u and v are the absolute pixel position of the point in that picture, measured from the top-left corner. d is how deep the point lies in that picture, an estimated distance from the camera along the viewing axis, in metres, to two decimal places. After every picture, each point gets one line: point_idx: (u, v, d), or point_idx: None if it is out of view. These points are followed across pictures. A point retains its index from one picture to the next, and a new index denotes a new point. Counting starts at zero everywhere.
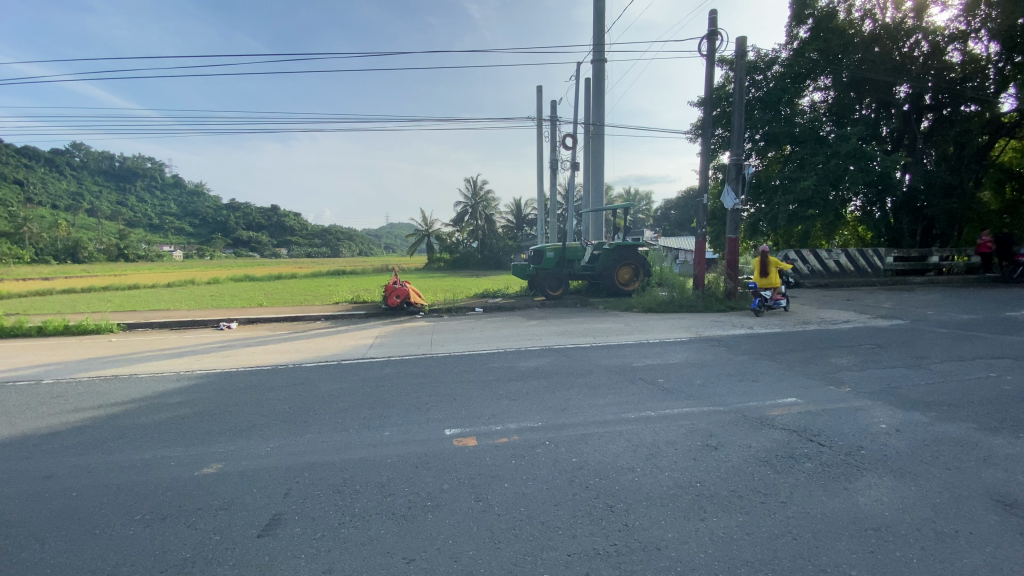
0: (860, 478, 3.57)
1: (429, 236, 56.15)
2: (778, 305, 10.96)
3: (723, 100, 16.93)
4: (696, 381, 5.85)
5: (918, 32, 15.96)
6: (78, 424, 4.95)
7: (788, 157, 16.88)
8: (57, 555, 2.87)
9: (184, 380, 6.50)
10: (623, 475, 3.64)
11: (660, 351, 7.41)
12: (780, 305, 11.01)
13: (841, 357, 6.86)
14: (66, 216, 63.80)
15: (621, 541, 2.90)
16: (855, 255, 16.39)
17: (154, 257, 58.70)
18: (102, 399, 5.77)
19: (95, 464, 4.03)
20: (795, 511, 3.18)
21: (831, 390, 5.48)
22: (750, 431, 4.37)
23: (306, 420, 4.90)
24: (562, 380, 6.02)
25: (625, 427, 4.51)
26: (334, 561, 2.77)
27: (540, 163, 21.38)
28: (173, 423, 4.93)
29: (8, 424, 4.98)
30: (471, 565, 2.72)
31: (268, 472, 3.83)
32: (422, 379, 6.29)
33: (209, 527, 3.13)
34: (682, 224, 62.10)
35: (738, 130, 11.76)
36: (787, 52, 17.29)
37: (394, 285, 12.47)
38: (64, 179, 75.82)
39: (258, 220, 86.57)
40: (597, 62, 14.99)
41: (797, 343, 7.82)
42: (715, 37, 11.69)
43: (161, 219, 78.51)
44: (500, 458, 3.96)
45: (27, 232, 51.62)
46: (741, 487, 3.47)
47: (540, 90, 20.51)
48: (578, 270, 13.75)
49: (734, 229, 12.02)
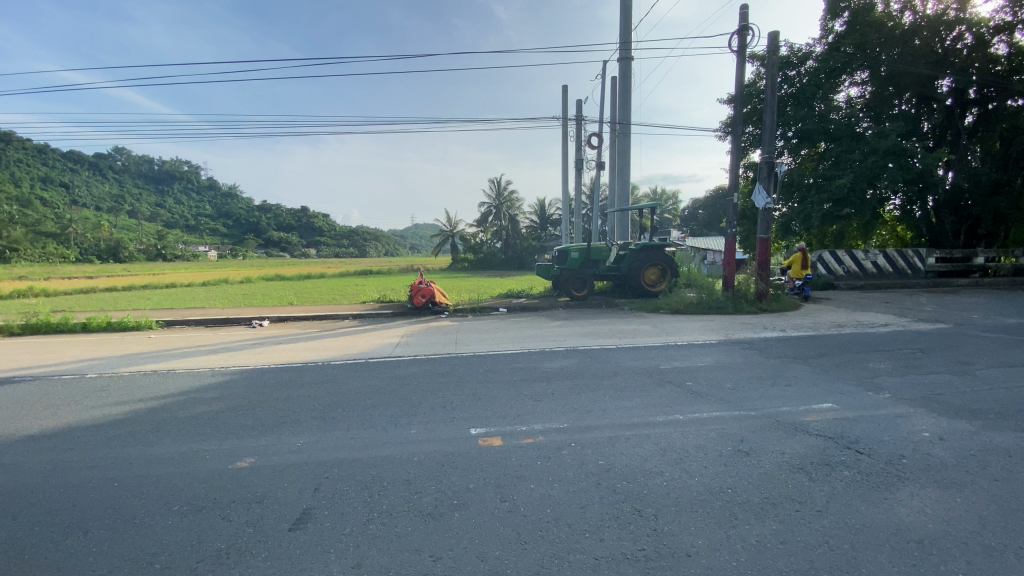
0: (900, 488, 3.42)
1: (453, 236, 56.73)
2: (800, 292, 13.35)
3: (753, 96, 16.72)
4: (726, 384, 5.72)
5: (962, 23, 15.25)
6: (117, 418, 5.14)
7: (822, 155, 16.25)
8: (98, 544, 2.98)
9: (219, 376, 6.70)
10: (651, 479, 3.58)
11: (688, 353, 7.29)
12: (797, 292, 13.41)
13: (879, 362, 6.60)
14: (108, 218, 66.84)
15: (650, 547, 2.84)
16: (893, 256, 15.88)
17: (190, 257, 60.96)
18: (141, 393, 5.98)
19: (135, 455, 4.18)
20: (832, 521, 3.06)
21: (870, 396, 5.27)
22: (784, 436, 4.26)
23: (335, 416, 4.99)
24: (588, 382, 5.96)
25: (653, 430, 4.43)
26: (362, 557, 2.81)
27: (565, 163, 21.13)
28: (208, 417, 5.09)
29: (54, 416, 5.23)
30: (498, 565, 2.71)
31: (299, 467, 3.91)
32: (447, 378, 6.31)
33: (242, 519, 3.20)
34: (710, 224, 61.02)
35: (769, 128, 11.36)
36: (821, 46, 16.71)
37: (420, 285, 12.60)
38: (107, 182, 79.35)
39: (288, 220, 89.15)
40: (624, 60, 14.83)
41: (832, 346, 7.57)
42: (746, 32, 11.41)
43: (196, 220, 81.21)
44: (526, 458, 3.95)
45: (73, 232, 54.44)
46: (775, 495, 3.36)
47: (564, 89, 20.28)
48: (603, 270, 13.65)
49: (766, 229, 11.73)
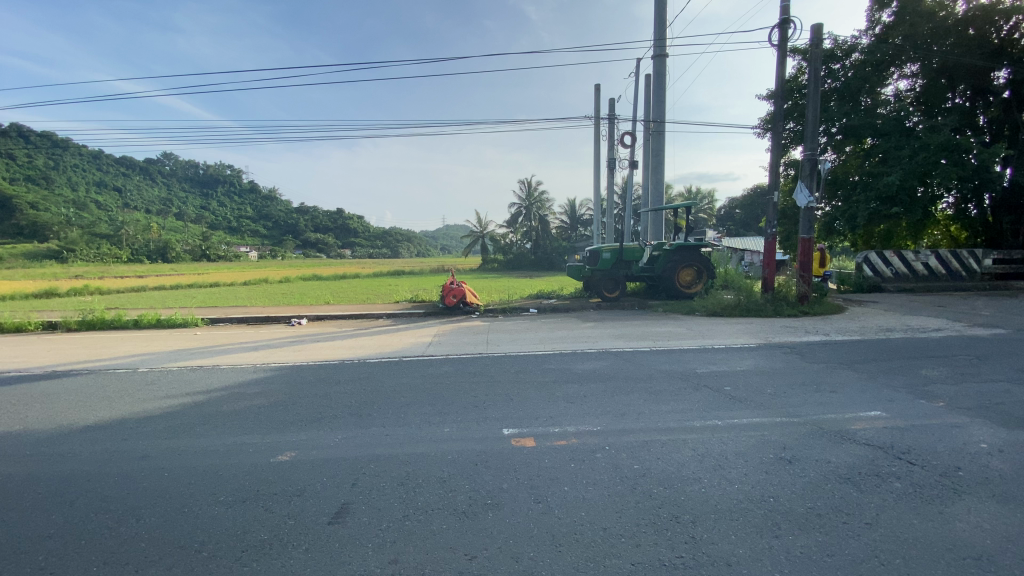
0: (956, 502, 3.22)
1: (483, 237, 57.17)
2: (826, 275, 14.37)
3: (794, 91, 16.20)
4: (766, 389, 5.54)
5: (1020, 12, 14.32)
6: (166, 410, 5.38)
7: (868, 152, 15.53)
8: (151, 530, 3.13)
9: (259, 372, 6.93)
10: (689, 485, 3.49)
11: (726, 357, 7.09)
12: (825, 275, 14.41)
13: (932, 368, 6.25)
14: (157, 220, 70.19)
15: (689, 554, 2.78)
16: (947, 257, 15.02)
17: (231, 257, 63.37)
18: (188, 388, 6.24)
19: (183, 447, 4.37)
20: (882, 534, 2.92)
21: (922, 404, 5.00)
22: (830, 445, 4.09)
23: (372, 413, 5.09)
24: (621, 385, 5.87)
25: (690, 435, 4.33)
26: (399, 552, 2.84)
27: (597, 163, 20.90)
28: (251, 411, 5.28)
29: (111, 407, 5.52)
30: (533, 566, 2.70)
31: (337, 462, 4.00)
32: (479, 378, 6.34)
33: (284, 511, 3.30)
34: (748, 224, 59.57)
35: (812, 124, 10.93)
36: (867, 38, 16.03)
37: (451, 285, 12.71)
38: (155, 186, 83.28)
39: (324, 221, 91.69)
40: (658, 57, 14.57)
41: (879, 351, 7.23)
42: (788, 25, 11.03)
43: (238, 222, 84.42)
44: (560, 460, 3.92)
45: (124, 233, 57.27)
46: (821, 506, 3.23)
47: (597, 88, 20.08)
48: (636, 271, 13.43)
49: (809, 229, 11.29)
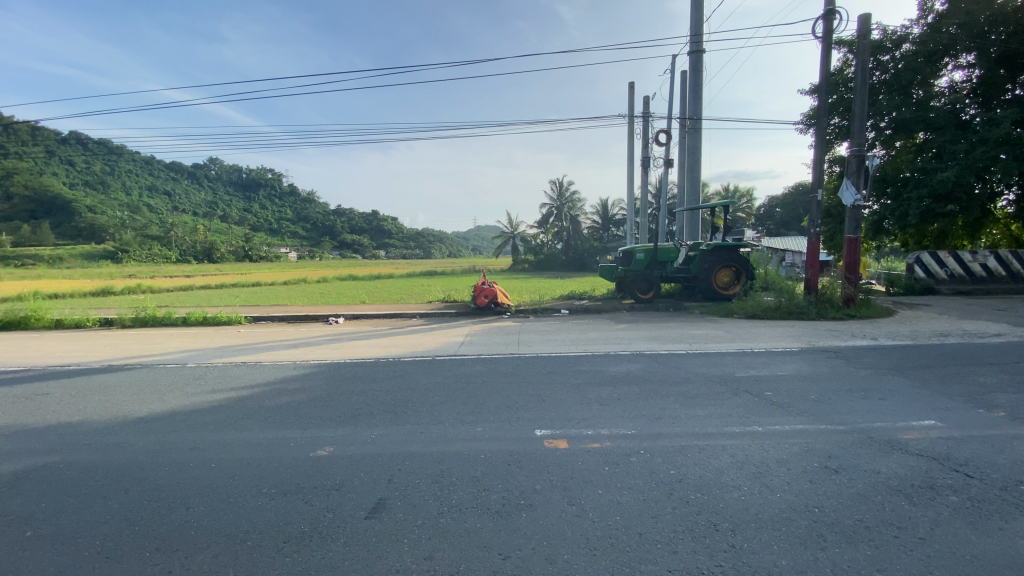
0: (1019, 518, 3.02)
1: (514, 238, 57.27)
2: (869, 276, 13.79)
3: (840, 85, 15.51)
4: (810, 395, 5.33)
5: None
6: (212, 404, 5.61)
7: (921, 147, 14.68)
8: (199, 519, 3.27)
9: (298, 369, 7.16)
10: (727, 493, 3.40)
11: (766, 361, 6.86)
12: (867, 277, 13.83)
13: (992, 376, 5.87)
14: (203, 222, 73.43)
15: (728, 563, 2.70)
16: (1007, 257, 14.06)
17: (272, 258, 65.58)
18: (234, 383, 6.50)
19: (229, 439, 4.55)
20: (936, 550, 2.76)
21: (981, 414, 4.70)
22: (880, 455, 3.89)
23: (406, 411, 5.17)
24: (657, 388, 5.76)
25: (729, 442, 4.21)
26: (434, 549, 2.88)
27: (631, 161, 20.58)
28: (292, 406, 5.46)
29: (163, 400, 5.81)
30: (566, 568, 2.69)
31: (373, 458, 4.07)
32: (512, 378, 6.35)
33: (323, 505, 3.39)
34: (788, 224, 57.58)
35: (859, 118, 10.43)
36: (919, 27, 15.20)
37: (483, 285, 12.79)
38: (202, 189, 87.19)
39: (359, 223, 93.90)
40: (694, 53, 14.27)
41: (932, 357, 6.84)
42: (833, 16, 10.60)
43: (278, 224, 87.42)
44: (594, 463, 3.89)
45: (173, 234, 60.16)
46: (870, 518, 3.08)
47: (631, 87, 19.82)
48: (671, 271, 13.17)
49: (854, 229, 10.85)
